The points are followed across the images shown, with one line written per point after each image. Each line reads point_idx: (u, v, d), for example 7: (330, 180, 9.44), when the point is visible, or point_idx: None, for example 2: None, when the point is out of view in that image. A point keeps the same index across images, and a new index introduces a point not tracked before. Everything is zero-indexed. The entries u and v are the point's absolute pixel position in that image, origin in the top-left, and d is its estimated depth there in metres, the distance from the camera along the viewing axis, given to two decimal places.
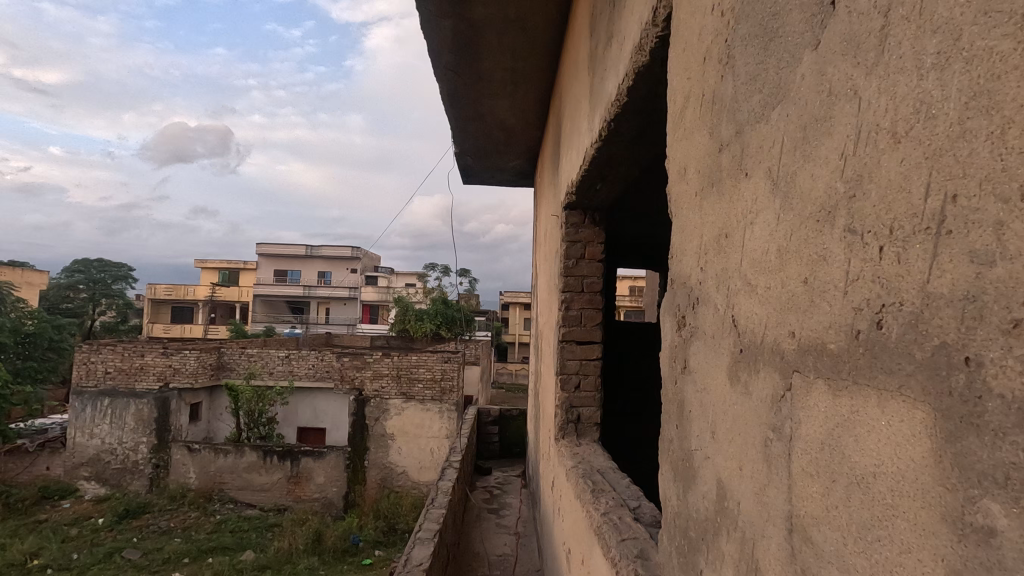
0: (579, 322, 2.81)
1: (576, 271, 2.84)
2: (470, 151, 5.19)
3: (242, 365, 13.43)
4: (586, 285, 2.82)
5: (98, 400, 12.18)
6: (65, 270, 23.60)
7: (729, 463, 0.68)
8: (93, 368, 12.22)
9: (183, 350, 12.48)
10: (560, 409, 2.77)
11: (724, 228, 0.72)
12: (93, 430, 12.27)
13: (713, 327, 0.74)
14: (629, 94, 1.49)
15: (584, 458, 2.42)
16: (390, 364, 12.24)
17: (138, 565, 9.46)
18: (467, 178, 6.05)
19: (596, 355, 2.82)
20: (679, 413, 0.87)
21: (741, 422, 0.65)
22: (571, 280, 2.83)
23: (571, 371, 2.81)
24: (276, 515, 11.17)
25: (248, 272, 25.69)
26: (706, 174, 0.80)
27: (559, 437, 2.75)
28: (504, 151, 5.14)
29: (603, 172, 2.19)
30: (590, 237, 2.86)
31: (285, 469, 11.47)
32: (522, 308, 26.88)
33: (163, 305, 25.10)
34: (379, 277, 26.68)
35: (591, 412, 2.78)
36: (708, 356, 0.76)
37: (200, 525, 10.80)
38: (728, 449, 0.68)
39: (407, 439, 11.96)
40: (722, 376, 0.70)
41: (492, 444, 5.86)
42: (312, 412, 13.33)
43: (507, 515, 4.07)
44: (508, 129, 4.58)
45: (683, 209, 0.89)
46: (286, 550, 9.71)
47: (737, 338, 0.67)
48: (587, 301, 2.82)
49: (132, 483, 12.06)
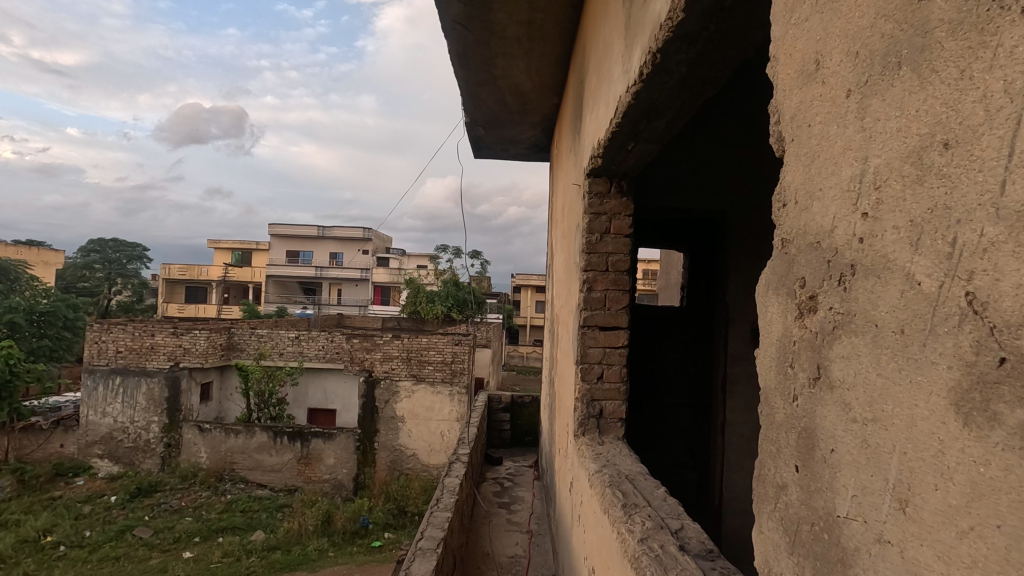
0: (602, 304, 2.50)
1: (600, 247, 2.50)
2: (482, 121, 4.83)
3: (252, 346, 13.25)
4: (610, 264, 2.49)
5: (110, 379, 12.17)
6: (81, 251, 23.92)
7: (966, 556, 0.38)
8: (104, 347, 12.16)
9: (193, 330, 12.30)
10: (580, 404, 2.46)
11: (945, 133, 0.41)
12: (105, 409, 12.25)
13: (912, 310, 0.43)
14: (686, 11, 1.14)
15: (609, 460, 2.11)
16: (401, 346, 11.99)
17: (149, 543, 9.45)
18: (479, 151, 5.70)
19: (622, 342, 2.50)
20: (803, 454, 0.55)
21: (1006, 500, 0.35)
22: (594, 258, 2.50)
23: (594, 362, 2.49)
24: (287, 495, 11.11)
25: (261, 253, 25.62)
26: (882, 51, 0.47)
27: (579, 434, 2.45)
28: (517, 120, 4.78)
29: (639, 127, 1.86)
30: (617, 208, 2.52)
31: (295, 450, 11.36)
32: (534, 290, 26.54)
33: (177, 285, 25.20)
34: (390, 259, 26.42)
35: (615, 406, 2.47)
36: (894, 359, 0.45)
37: (211, 505, 10.77)
38: (961, 533, 0.38)
39: (417, 422, 11.82)
40: (947, 399, 0.40)
41: (503, 432, 5.59)
42: (322, 393, 13.22)
43: (519, 511, 3.82)
44: (522, 94, 4.21)
45: (813, 134, 0.56)
46: (295, 531, 9.64)
47: (998, 334, 0.36)
48: (611, 281, 2.50)
49: (145, 462, 12.09)
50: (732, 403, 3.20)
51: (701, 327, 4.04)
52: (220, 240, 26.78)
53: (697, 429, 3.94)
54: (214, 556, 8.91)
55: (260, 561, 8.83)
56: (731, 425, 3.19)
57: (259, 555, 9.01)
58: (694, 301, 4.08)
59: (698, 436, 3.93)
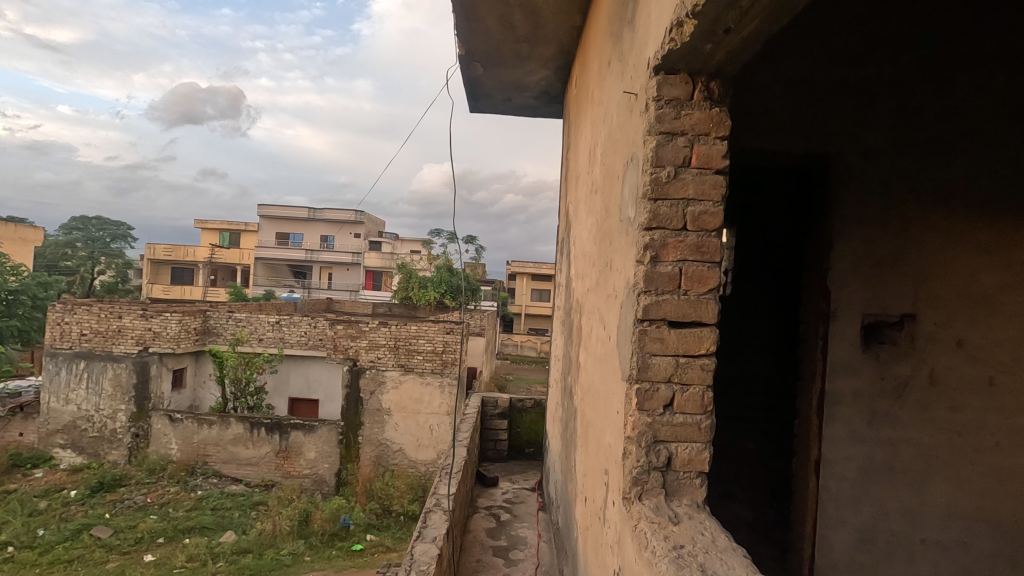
0: (677, 285, 1.51)
1: (675, 189, 1.51)
2: (480, 54, 3.79)
3: (229, 331, 12.07)
4: (691, 218, 1.51)
5: (73, 363, 11.11)
6: (61, 228, 22.61)
7: None
8: (67, 329, 11.07)
9: (164, 312, 11.18)
10: (635, 448, 1.49)
11: None
12: (69, 395, 11.21)
13: None
14: None
15: (706, 568, 1.16)
16: (388, 334, 10.95)
17: (107, 545, 8.41)
18: (476, 102, 4.69)
19: (705, 348, 1.51)
20: None
21: None
22: (665, 207, 1.51)
23: (658, 380, 1.51)
24: (263, 492, 10.16)
25: (249, 234, 24.50)
26: None
27: (633, 496, 1.50)
28: (526, 54, 3.74)
29: None
30: (703, 123, 1.52)
31: (273, 442, 10.41)
32: (530, 278, 25.64)
33: (162, 265, 24.10)
34: (382, 242, 25.30)
35: (693, 453, 1.51)
36: None
37: (179, 502, 9.76)
38: None
39: (405, 415, 10.84)
40: None
41: (500, 444, 4.63)
42: (304, 382, 12.20)
43: (521, 563, 2.88)
44: (534, 11, 3.19)
45: None
46: (269, 533, 8.67)
47: None
48: (692, 245, 1.51)
49: (111, 453, 11.11)
50: (835, 433, 2.25)
51: (752, 325, 3.09)
52: (206, 220, 25.59)
53: (744, 449, 3.02)
54: (177, 560, 7.93)
55: (228, 566, 7.83)
56: (830, 466, 2.25)
57: (228, 559, 8.00)
58: (740, 293, 3.13)
59: (745, 459, 3.03)
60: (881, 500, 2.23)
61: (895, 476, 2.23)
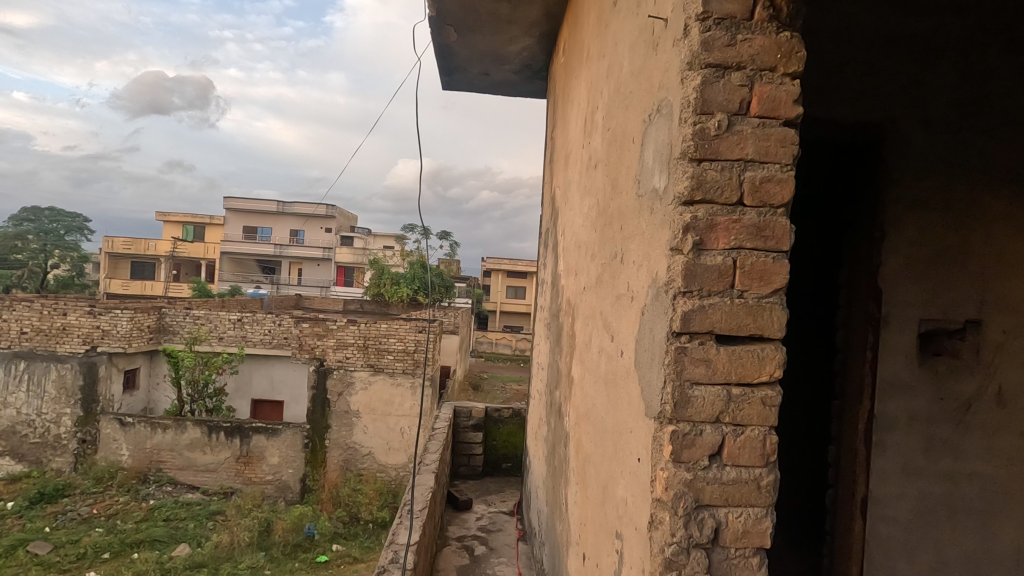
0: (727, 283, 1.05)
1: (727, 145, 1.05)
2: (455, 15, 3.30)
3: (187, 329, 11.12)
4: (749, 188, 1.06)
5: (12, 364, 10.14)
6: (12, 220, 20.68)
7: None
8: (5, 327, 10.11)
9: (114, 309, 10.28)
10: (673, 521, 1.04)
11: None
12: (6, 398, 10.23)
13: None
14: None
15: None
16: (357, 333, 10.26)
17: (45, 562, 7.55)
18: (450, 76, 4.19)
19: (766, 373, 1.07)
20: None
21: None
22: (712, 172, 1.05)
23: (702, 420, 1.06)
24: (221, 500, 9.45)
25: (214, 227, 23.36)
26: None
27: None
28: (507, 17, 3.26)
29: None
30: (767, 52, 1.07)
31: (234, 447, 9.71)
32: (505, 275, 25.20)
33: (120, 259, 22.75)
34: (354, 237, 24.44)
35: (749, 522, 1.06)
36: None
37: (128, 513, 8.96)
38: None
39: (374, 418, 10.20)
40: None
41: (474, 460, 4.16)
42: (268, 383, 11.47)
43: None
44: None
45: None
46: (227, 546, 7.96)
47: None
48: (750, 226, 1.06)
49: (54, 460, 10.20)
50: (885, 465, 1.88)
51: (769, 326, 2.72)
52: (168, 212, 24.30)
53: None
54: None
55: None
56: (879, 505, 1.89)
57: None
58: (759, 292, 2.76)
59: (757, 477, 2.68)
60: (939, 545, 1.86)
61: (958, 516, 1.85)
